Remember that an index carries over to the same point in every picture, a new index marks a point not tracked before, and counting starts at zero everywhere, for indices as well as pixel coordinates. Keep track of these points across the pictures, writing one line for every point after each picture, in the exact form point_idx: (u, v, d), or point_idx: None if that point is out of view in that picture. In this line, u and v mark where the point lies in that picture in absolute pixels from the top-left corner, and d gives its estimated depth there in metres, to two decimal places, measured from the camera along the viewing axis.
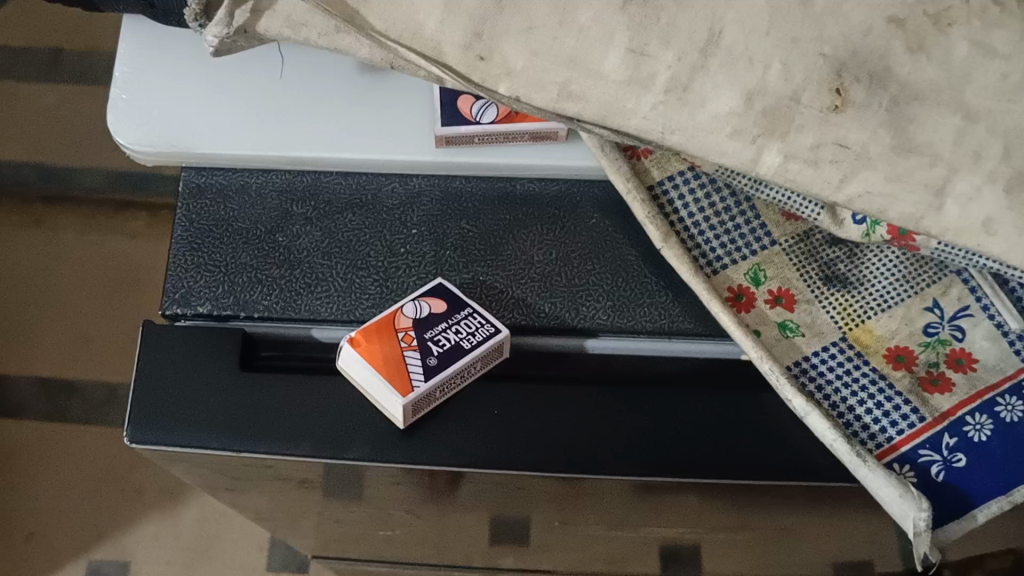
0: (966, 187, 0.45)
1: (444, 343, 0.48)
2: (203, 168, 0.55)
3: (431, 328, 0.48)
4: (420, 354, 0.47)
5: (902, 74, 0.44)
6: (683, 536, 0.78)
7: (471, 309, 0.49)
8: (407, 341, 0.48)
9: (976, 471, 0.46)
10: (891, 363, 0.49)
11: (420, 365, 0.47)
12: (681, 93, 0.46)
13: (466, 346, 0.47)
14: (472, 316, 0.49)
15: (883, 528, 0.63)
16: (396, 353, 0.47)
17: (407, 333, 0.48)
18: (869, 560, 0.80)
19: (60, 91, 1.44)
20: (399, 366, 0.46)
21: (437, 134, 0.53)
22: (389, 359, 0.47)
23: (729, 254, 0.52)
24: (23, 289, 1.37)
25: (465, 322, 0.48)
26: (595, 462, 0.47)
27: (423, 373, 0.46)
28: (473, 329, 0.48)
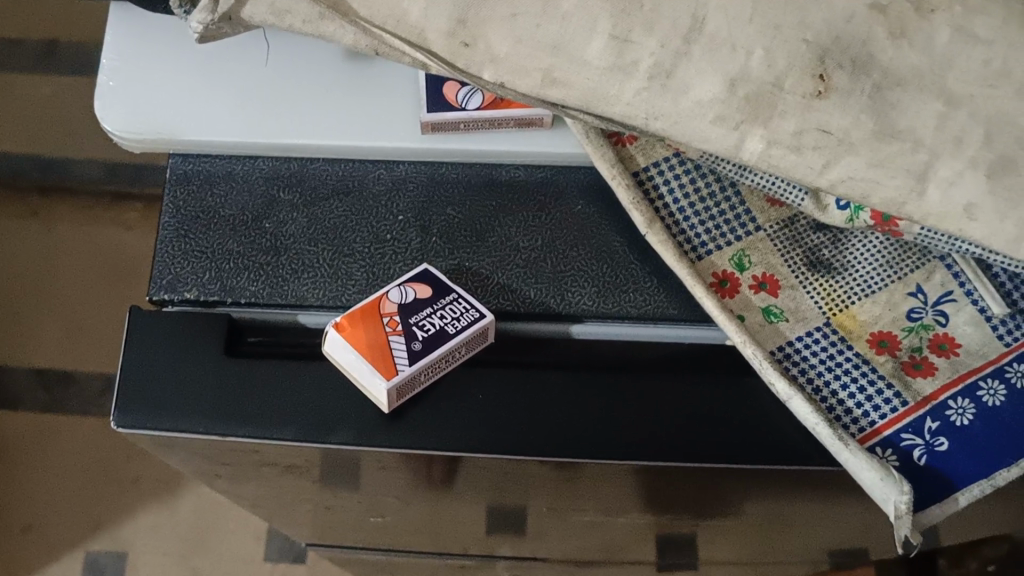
0: (947, 172, 0.45)
1: (429, 328, 0.48)
2: (190, 155, 0.55)
3: (415, 313, 0.48)
4: (405, 339, 0.47)
5: (884, 59, 0.45)
6: (674, 524, 0.78)
7: (456, 294, 0.49)
8: (392, 326, 0.48)
9: (958, 454, 0.46)
10: (875, 347, 0.49)
11: (404, 350, 0.47)
12: (665, 79, 0.46)
13: (451, 331, 0.48)
14: (457, 301, 0.49)
15: (870, 514, 0.63)
16: (381, 337, 0.47)
17: (392, 318, 0.48)
18: (860, 546, 0.80)
19: (56, 82, 1.43)
20: (383, 351, 0.47)
21: (422, 121, 0.53)
22: (373, 345, 0.47)
23: (714, 240, 0.52)
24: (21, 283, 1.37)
25: (450, 307, 0.49)
26: (580, 447, 0.48)
27: (408, 358, 0.47)
28: (458, 314, 0.48)
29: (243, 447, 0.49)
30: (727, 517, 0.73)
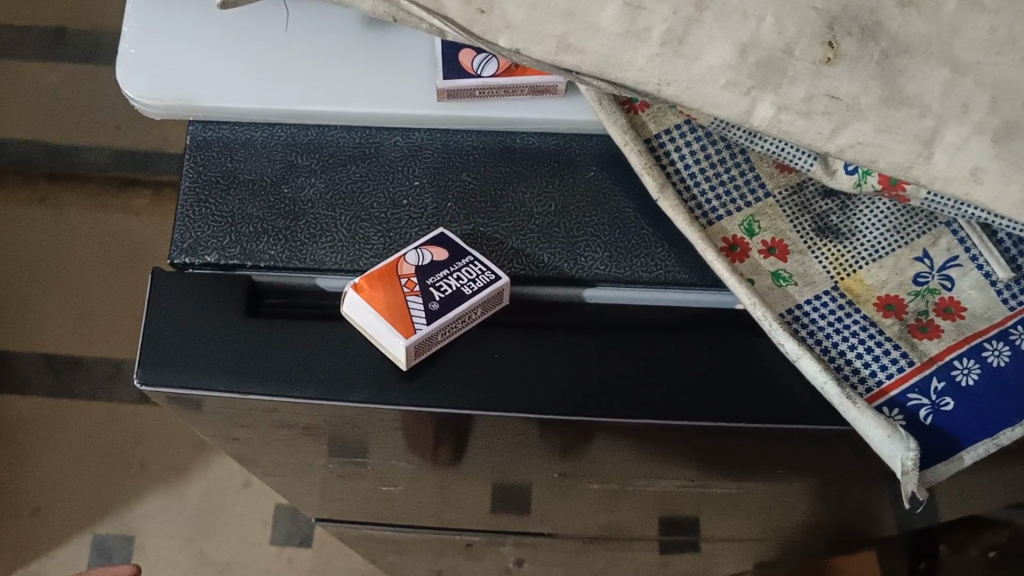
0: (954, 138, 0.46)
1: (445, 289, 0.49)
2: (209, 121, 0.56)
3: (432, 275, 0.49)
4: (423, 300, 0.48)
5: (892, 28, 0.45)
6: (679, 501, 0.79)
7: (472, 257, 0.50)
8: (410, 288, 0.49)
9: (963, 414, 0.47)
10: (882, 311, 0.50)
11: (423, 310, 0.48)
12: (677, 46, 0.47)
13: (468, 292, 0.49)
14: (473, 263, 0.50)
15: (874, 486, 0.64)
16: (399, 298, 0.48)
17: (410, 279, 0.49)
18: (860, 523, 0.82)
19: (65, 70, 1.45)
20: (402, 311, 0.48)
21: (438, 87, 0.54)
22: (392, 305, 0.48)
23: (724, 206, 0.53)
24: (27, 266, 1.40)
25: (466, 270, 0.50)
26: (592, 407, 0.49)
27: (426, 317, 0.48)
28: (474, 277, 0.49)
29: (261, 408, 0.50)
30: (732, 492, 0.74)
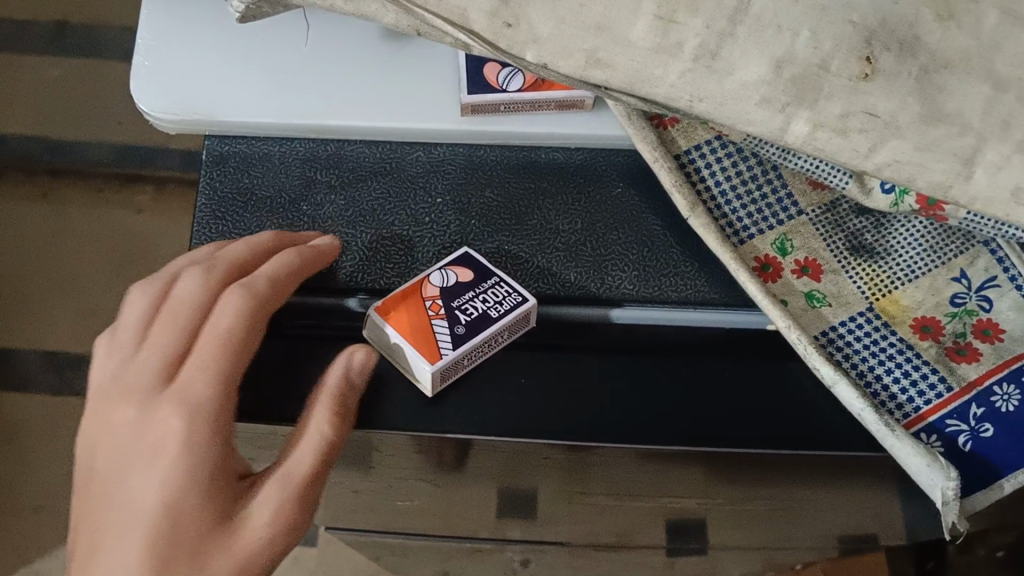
0: (995, 156, 0.45)
1: (471, 312, 0.48)
2: (226, 136, 0.55)
3: (457, 296, 0.49)
4: (446, 321, 0.48)
5: (931, 42, 0.44)
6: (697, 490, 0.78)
7: (497, 278, 0.50)
8: (433, 308, 0.48)
9: (1003, 441, 0.46)
10: (918, 333, 0.49)
11: (448, 335, 0.47)
12: (710, 60, 0.45)
13: (494, 315, 0.48)
14: (498, 285, 0.49)
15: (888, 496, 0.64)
16: (423, 320, 0.48)
17: (434, 300, 0.49)
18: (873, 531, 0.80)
19: (62, 64, 1.22)
20: (427, 333, 0.47)
21: (463, 103, 0.53)
22: (416, 329, 0.47)
23: (756, 225, 0.51)
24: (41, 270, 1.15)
25: (492, 292, 0.49)
26: (607, 428, 0.47)
27: (452, 342, 0.47)
28: (501, 299, 0.48)
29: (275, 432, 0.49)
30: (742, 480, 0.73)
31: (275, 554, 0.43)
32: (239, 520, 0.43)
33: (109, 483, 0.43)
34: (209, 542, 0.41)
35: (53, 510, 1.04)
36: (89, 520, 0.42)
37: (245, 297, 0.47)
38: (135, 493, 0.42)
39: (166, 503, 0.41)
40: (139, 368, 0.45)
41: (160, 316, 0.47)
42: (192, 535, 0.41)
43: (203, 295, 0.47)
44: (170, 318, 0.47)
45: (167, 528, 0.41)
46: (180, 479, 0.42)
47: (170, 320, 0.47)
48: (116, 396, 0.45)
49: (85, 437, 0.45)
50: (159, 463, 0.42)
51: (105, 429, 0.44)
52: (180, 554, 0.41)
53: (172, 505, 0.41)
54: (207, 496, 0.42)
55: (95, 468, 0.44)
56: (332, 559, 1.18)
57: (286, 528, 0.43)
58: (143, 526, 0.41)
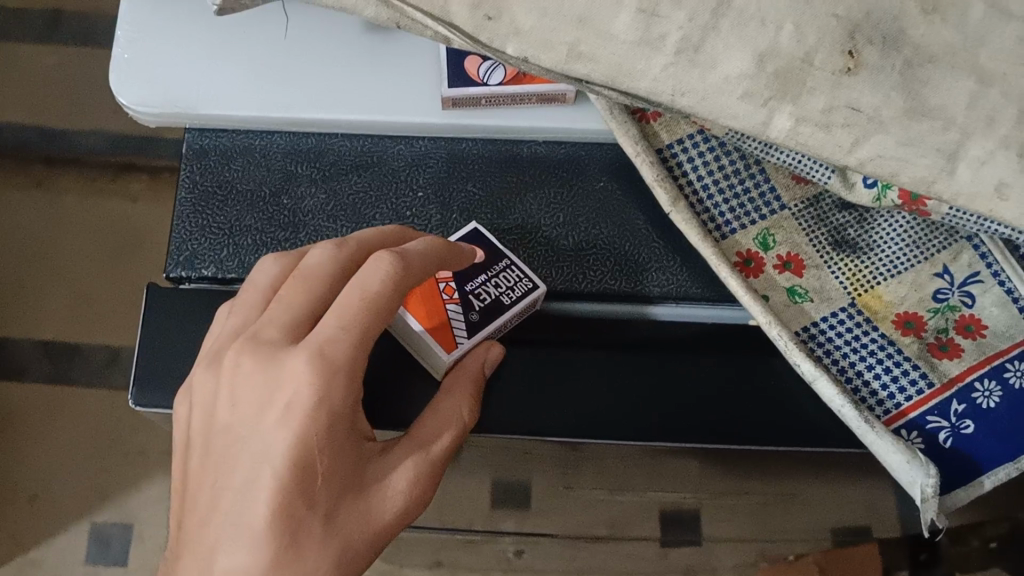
0: (979, 152, 0.44)
1: (484, 297, 0.51)
2: (205, 129, 0.56)
3: (467, 281, 0.51)
4: (459, 311, 0.50)
5: (916, 36, 0.43)
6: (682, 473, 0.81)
7: (508, 259, 0.52)
8: (445, 293, 0.50)
9: (984, 437, 0.46)
10: (901, 329, 0.49)
11: (463, 322, 0.50)
12: (692, 54, 0.45)
13: (506, 302, 0.51)
14: (509, 267, 0.52)
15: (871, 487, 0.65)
16: (435, 305, 0.50)
17: (446, 283, 0.51)
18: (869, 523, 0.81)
19: (61, 52, 1.21)
20: (441, 323, 0.50)
21: (443, 96, 0.53)
22: (432, 313, 0.50)
23: (738, 219, 0.51)
24: (34, 260, 1.14)
25: (504, 276, 0.51)
26: (592, 418, 0.50)
27: (467, 331, 0.50)
28: (513, 284, 0.51)
29: None
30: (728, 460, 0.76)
31: (403, 522, 0.43)
32: (369, 486, 0.42)
33: (237, 437, 0.41)
34: (342, 506, 0.41)
35: (49, 498, 1.04)
36: (218, 468, 0.41)
37: (395, 262, 0.43)
38: (265, 453, 0.40)
39: (297, 463, 0.40)
40: (270, 324, 0.43)
41: (292, 278, 0.44)
42: (327, 497, 0.41)
43: (339, 266, 0.45)
44: (308, 293, 0.43)
45: (300, 489, 0.40)
46: (313, 444, 0.40)
47: (304, 286, 0.44)
48: (242, 345, 0.43)
49: (213, 384, 0.43)
50: (285, 421, 0.40)
51: (238, 378, 0.42)
52: (311, 512, 0.40)
53: (305, 467, 0.40)
54: (339, 457, 0.41)
55: (224, 418, 0.42)
56: None
57: (417, 498, 0.44)
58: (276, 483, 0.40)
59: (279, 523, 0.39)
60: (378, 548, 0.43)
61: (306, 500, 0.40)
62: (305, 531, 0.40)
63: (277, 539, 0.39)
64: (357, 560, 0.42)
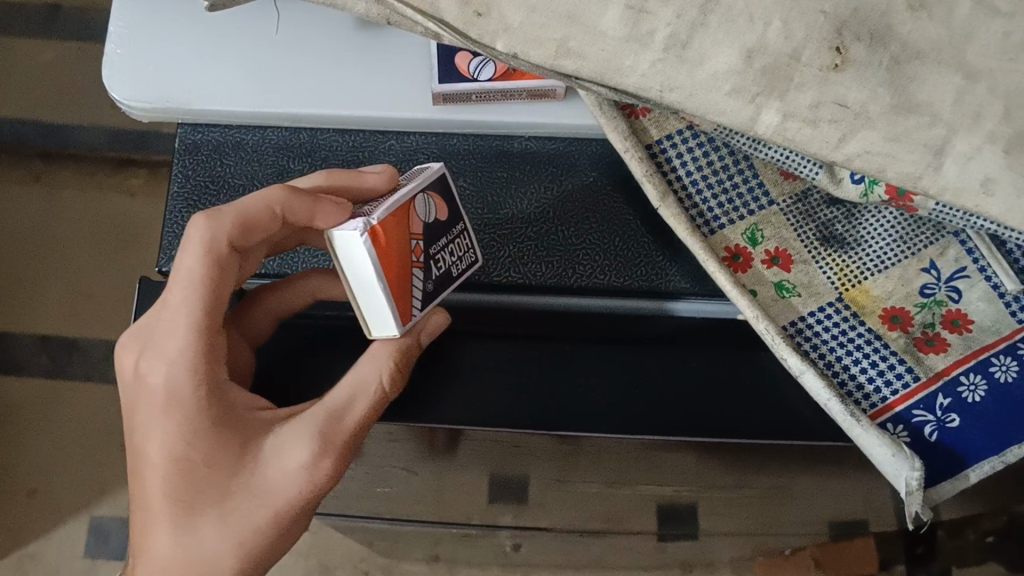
0: (965, 148, 0.43)
1: (441, 264, 0.48)
2: (199, 124, 0.59)
3: (433, 243, 0.47)
4: (422, 277, 0.47)
5: (903, 32, 0.43)
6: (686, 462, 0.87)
7: (463, 225, 0.49)
8: (416, 253, 0.46)
9: (969, 431, 0.46)
10: (888, 323, 0.49)
11: (422, 291, 0.47)
12: (680, 50, 0.44)
13: (454, 274, 0.49)
14: (465, 233, 0.49)
15: None
16: (406, 264, 0.45)
17: (418, 242, 0.46)
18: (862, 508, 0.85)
19: (59, 45, 1.21)
20: (405, 286, 0.46)
21: (434, 91, 0.55)
22: (403, 278, 0.45)
23: (727, 215, 0.52)
24: (34, 255, 1.15)
25: (458, 243, 0.49)
26: (571, 412, 0.50)
27: (422, 301, 0.47)
28: (460, 256, 0.49)
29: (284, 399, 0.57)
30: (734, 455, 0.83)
31: (307, 493, 0.49)
32: (254, 463, 0.49)
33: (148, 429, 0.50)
34: (225, 486, 0.48)
35: (45, 492, 1.08)
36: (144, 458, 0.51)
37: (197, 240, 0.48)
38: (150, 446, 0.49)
39: (172, 458, 0.48)
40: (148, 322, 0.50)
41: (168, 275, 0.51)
42: (207, 481, 0.48)
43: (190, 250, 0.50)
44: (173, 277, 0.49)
45: (178, 475, 0.48)
46: (181, 436, 0.48)
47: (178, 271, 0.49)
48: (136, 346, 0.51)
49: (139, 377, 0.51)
50: (156, 421, 0.48)
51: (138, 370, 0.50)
52: (200, 500, 0.48)
53: (180, 459, 0.48)
54: (206, 443, 0.48)
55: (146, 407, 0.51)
56: None
57: (315, 468, 0.48)
58: (165, 479, 0.48)
59: (168, 506, 0.48)
60: (291, 517, 0.49)
61: (193, 486, 0.48)
62: (194, 509, 0.48)
63: (172, 519, 0.48)
64: (263, 530, 0.48)
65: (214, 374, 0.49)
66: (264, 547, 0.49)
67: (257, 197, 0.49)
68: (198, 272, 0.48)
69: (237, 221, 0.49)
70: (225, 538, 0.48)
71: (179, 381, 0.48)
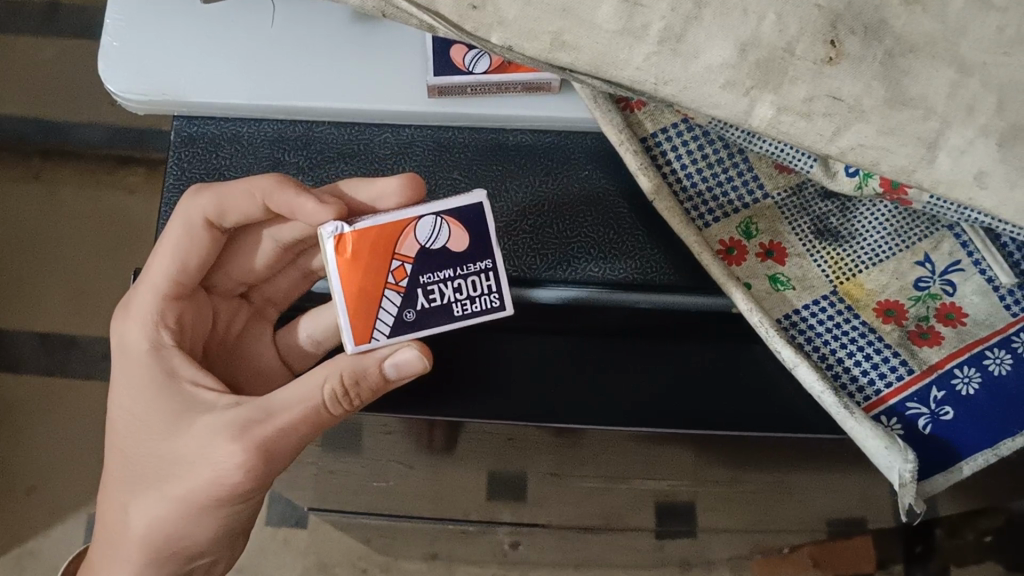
0: (958, 141, 0.42)
1: (434, 296, 0.48)
2: (194, 117, 0.59)
3: (427, 272, 0.48)
4: (401, 301, 0.48)
5: (897, 26, 0.42)
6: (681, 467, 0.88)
7: (489, 265, 0.48)
8: (395, 275, 0.48)
9: (963, 424, 0.46)
10: (882, 317, 0.49)
11: (393, 317, 0.48)
12: (675, 44, 0.43)
13: (455, 313, 0.48)
14: (482, 274, 0.48)
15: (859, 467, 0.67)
16: (376, 282, 0.48)
17: (403, 266, 0.48)
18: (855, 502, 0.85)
19: (58, 45, 1.26)
20: (371, 304, 0.48)
21: (430, 85, 0.56)
22: (362, 294, 0.48)
23: (721, 208, 0.52)
24: (37, 255, 1.22)
25: (471, 282, 0.48)
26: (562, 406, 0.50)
27: (390, 329, 0.48)
28: (475, 296, 0.48)
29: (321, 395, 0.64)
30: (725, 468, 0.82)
31: (209, 480, 0.53)
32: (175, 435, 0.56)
33: None
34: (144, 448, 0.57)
35: (44, 491, 1.13)
36: None
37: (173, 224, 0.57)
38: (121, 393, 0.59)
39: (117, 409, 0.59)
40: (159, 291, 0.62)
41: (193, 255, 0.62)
42: (136, 437, 0.57)
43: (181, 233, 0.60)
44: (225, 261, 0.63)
45: (120, 425, 0.58)
46: (129, 391, 0.58)
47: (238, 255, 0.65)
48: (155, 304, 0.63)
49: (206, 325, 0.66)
50: (123, 376, 0.59)
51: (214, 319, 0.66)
52: (131, 452, 0.57)
53: (122, 408, 0.58)
54: (142, 406, 0.57)
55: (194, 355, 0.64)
56: (325, 543, 1.16)
57: (208, 459, 0.53)
58: (113, 426, 0.59)
59: (114, 446, 0.59)
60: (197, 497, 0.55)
61: (128, 443, 0.57)
62: (126, 457, 0.58)
63: (115, 457, 0.59)
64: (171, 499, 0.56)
65: (160, 336, 0.59)
66: (169, 521, 0.56)
67: (239, 185, 0.55)
68: (176, 242, 0.57)
69: (212, 208, 0.55)
70: (140, 495, 0.57)
71: (139, 338, 0.59)
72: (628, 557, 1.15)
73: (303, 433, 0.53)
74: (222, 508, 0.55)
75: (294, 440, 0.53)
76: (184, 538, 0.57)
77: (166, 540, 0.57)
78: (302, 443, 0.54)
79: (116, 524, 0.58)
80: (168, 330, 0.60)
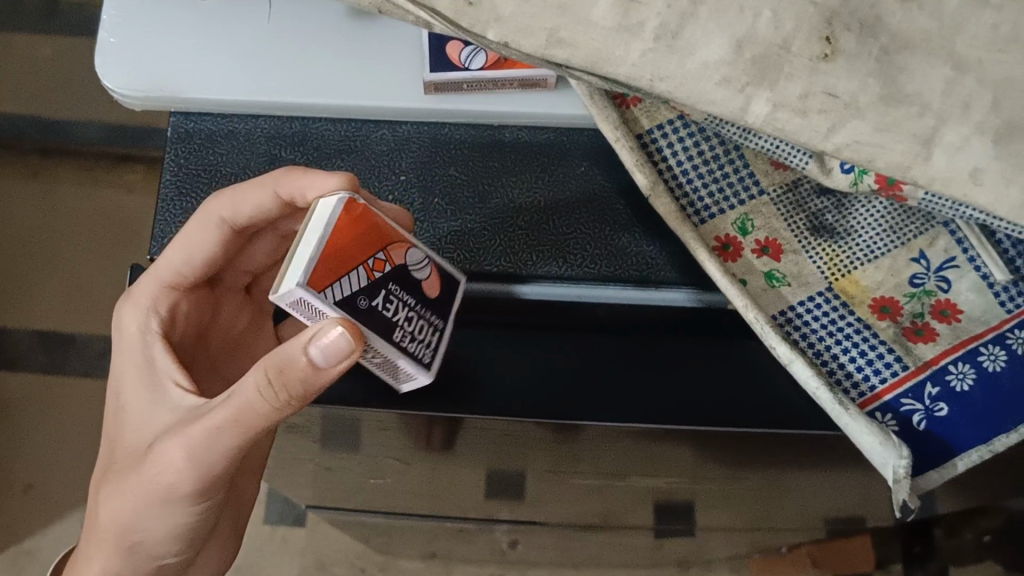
0: (954, 138, 0.42)
1: (389, 308, 0.46)
2: (190, 113, 0.59)
3: (397, 284, 0.47)
4: (362, 285, 0.45)
5: (892, 23, 0.42)
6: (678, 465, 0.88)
7: (439, 328, 0.49)
8: (374, 264, 0.46)
9: (957, 420, 0.46)
10: (877, 313, 0.49)
11: (351, 295, 0.44)
12: (671, 40, 0.43)
13: (397, 336, 0.46)
14: (430, 328, 0.48)
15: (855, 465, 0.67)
16: (357, 254, 0.45)
17: (384, 261, 0.47)
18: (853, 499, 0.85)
19: (57, 43, 1.27)
20: (338, 266, 0.44)
21: (427, 81, 0.56)
22: (339, 252, 0.44)
23: (717, 205, 0.52)
24: (35, 251, 1.22)
25: (421, 325, 0.48)
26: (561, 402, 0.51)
27: (340, 300, 0.44)
28: (419, 339, 0.47)
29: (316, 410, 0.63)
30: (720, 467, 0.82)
31: (158, 471, 0.53)
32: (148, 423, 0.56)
33: None
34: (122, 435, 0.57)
35: (42, 489, 1.13)
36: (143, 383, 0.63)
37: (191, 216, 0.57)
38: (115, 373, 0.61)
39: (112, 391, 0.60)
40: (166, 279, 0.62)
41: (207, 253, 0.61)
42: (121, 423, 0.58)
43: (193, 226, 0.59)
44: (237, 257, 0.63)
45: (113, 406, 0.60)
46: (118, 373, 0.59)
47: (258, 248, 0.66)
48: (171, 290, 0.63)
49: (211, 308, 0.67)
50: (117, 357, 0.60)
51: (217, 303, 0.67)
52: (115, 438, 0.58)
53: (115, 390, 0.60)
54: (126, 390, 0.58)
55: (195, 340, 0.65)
56: (321, 541, 1.16)
57: (151, 459, 0.53)
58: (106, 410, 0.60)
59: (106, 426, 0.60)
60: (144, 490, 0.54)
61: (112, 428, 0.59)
62: (113, 440, 0.59)
63: (106, 438, 0.60)
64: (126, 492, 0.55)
65: (149, 322, 0.60)
66: (130, 514, 0.56)
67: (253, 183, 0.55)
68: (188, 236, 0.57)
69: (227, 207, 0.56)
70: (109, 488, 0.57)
71: (132, 323, 0.60)
72: (624, 556, 1.15)
73: (235, 435, 0.50)
74: (168, 509, 0.55)
75: (223, 444, 0.50)
76: (133, 531, 0.56)
77: (120, 530, 0.57)
78: (234, 453, 0.51)
79: (89, 508, 0.59)
80: (158, 318, 0.60)
